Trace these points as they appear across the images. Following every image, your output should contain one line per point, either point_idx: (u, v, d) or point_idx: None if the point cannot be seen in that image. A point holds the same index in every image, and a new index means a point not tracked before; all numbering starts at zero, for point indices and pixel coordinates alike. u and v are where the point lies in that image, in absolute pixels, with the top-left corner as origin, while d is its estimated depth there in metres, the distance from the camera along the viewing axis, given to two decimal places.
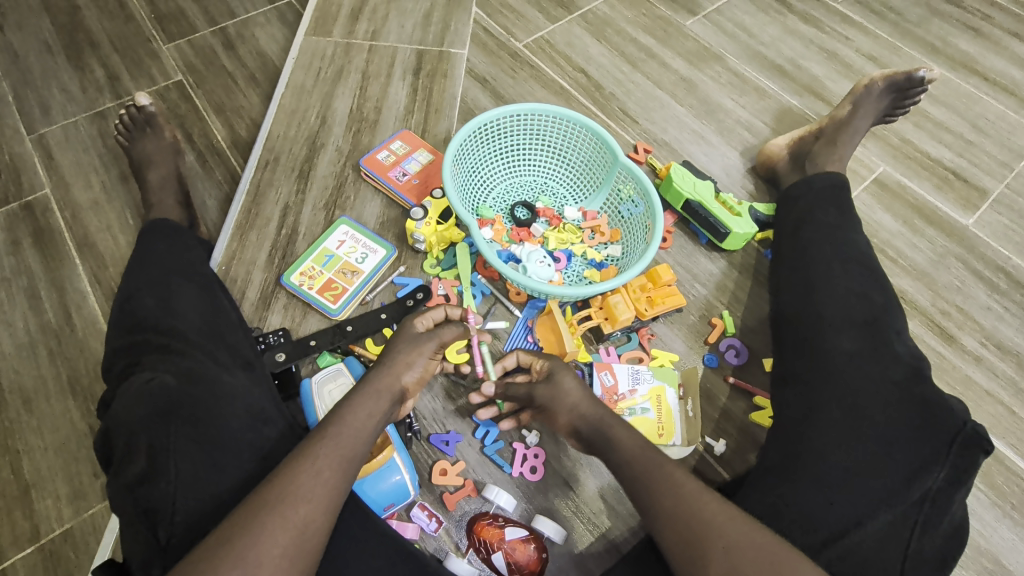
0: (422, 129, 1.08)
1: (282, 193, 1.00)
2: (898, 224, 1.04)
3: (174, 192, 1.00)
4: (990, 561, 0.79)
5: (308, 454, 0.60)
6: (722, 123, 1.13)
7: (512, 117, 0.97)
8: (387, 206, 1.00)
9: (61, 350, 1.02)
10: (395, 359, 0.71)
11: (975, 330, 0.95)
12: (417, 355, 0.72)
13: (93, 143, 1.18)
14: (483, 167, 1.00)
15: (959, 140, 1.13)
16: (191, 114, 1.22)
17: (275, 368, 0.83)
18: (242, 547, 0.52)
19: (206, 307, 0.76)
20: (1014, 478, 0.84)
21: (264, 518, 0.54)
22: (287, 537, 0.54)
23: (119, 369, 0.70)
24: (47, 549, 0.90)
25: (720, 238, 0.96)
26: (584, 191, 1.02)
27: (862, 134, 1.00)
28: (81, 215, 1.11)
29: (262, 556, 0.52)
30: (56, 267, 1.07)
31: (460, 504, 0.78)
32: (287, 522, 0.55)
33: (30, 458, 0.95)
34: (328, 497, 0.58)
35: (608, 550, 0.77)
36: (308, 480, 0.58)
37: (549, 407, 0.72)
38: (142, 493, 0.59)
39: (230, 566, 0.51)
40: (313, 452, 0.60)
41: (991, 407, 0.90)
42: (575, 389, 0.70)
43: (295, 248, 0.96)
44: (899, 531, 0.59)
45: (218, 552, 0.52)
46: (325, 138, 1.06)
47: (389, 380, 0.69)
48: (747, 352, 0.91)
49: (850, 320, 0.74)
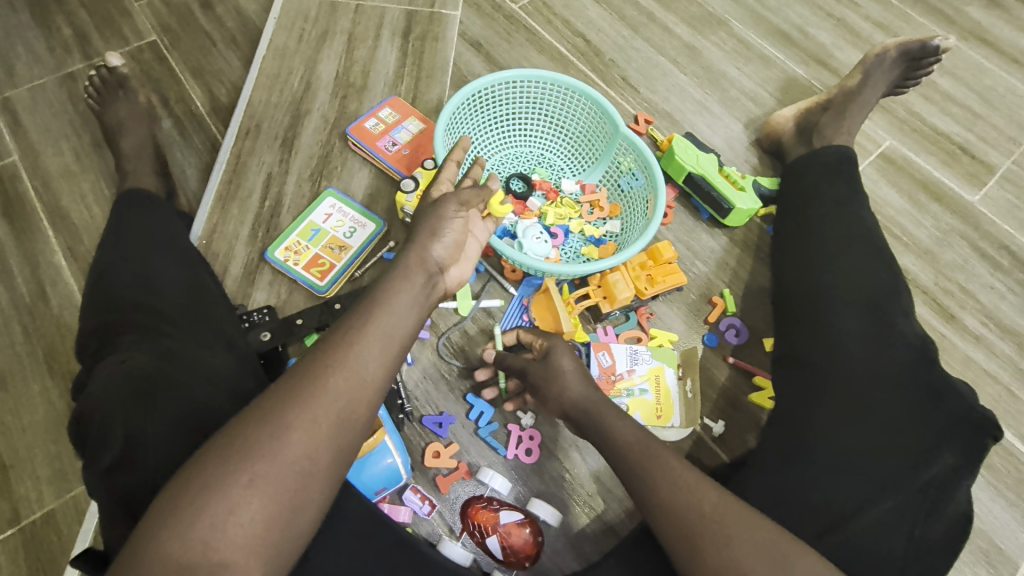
0: (413, 96, 1.02)
1: (265, 162, 0.95)
2: (903, 200, 1.01)
3: (149, 159, 0.94)
4: (983, 541, 0.79)
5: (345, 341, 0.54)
6: (725, 93, 1.08)
7: (507, 84, 0.92)
8: (375, 177, 0.95)
9: (36, 327, 0.97)
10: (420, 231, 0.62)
11: (977, 310, 0.94)
12: (443, 223, 0.62)
13: (62, 106, 1.11)
14: (477, 137, 0.95)
15: (968, 113, 1.10)
16: (166, 77, 1.15)
17: (260, 347, 0.79)
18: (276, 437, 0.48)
19: (185, 283, 0.73)
20: (1010, 459, 0.84)
21: (298, 408, 0.50)
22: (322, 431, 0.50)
23: (94, 348, 0.66)
24: (29, 531, 0.87)
25: (722, 213, 0.93)
26: (582, 163, 0.98)
27: (871, 105, 0.97)
28: (53, 184, 1.06)
29: (293, 459, 0.48)
30: (27, 239, 1.02)
31: (454, 487, 0.77)
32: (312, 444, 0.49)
33: (7, 438, 0.91)
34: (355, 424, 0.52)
35: (604, 532, 0.76)
36: (319, 421, 0.50)
37: (542, 386, 0.70)
38: (120, 480, 0.55)
39: (262, 459, 0.47)
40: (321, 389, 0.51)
41: (989, 387, 0.89)
42: (573, 370, 0.68)
43: (279, 221, 0.91)
44: (905, 518, 0.58)
45: (250, 444, 0.48)
46: (309, 105, 1.00)
47: (419, 255, 0.60)
48: (747, 331, 0.89)
49: (856, 300, 0.72)
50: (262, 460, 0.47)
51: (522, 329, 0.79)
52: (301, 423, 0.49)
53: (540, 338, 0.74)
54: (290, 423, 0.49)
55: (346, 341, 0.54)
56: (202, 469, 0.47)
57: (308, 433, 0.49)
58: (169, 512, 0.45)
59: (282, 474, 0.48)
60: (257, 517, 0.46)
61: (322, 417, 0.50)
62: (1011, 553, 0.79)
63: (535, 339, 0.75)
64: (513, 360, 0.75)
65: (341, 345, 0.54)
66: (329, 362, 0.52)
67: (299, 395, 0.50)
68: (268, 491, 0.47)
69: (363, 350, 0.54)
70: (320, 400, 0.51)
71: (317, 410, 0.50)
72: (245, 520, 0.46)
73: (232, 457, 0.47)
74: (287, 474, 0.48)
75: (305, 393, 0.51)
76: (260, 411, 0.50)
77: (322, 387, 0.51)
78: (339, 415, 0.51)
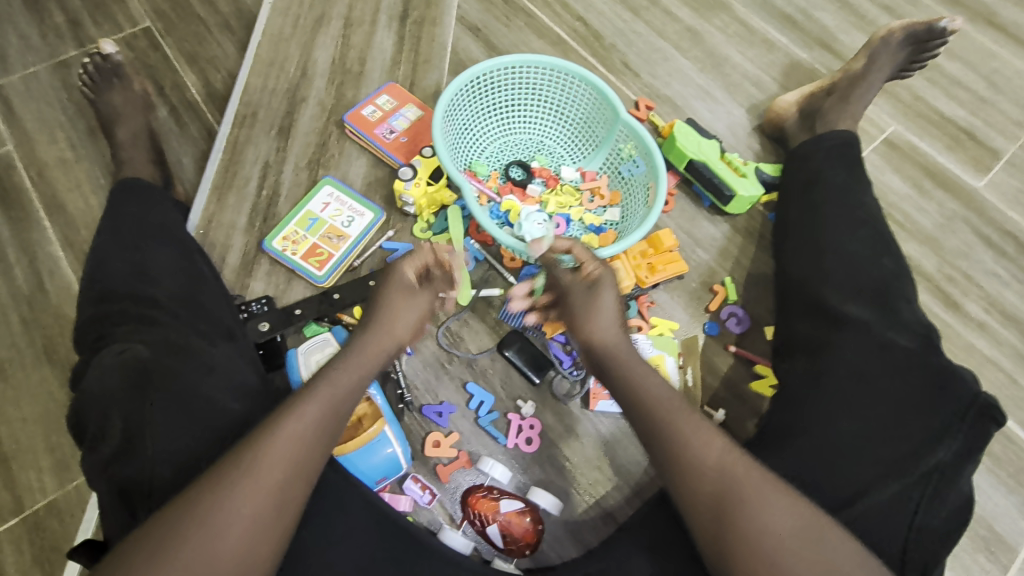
0: (411, 82, 1.01)
1: (262, 151, 0.94)
2: (907, 186, 1.00)
3: (144, 148, 0.93)
4: (982, 528, 0.80)
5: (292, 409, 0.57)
6: (728, 78, 1.06)
7: (506, 69, 0.91)
8: (373, 165, 0.94)
9: (35, 317, 0.97)
10: (391, 317, 0.68)
11: (980, 297, 0.93)
12: (415, 308, 0.70)
13: (56, 95, 1.10)
14: (475, 123, 0.94)
15: (974, 98, 1.08)
16: (161, 64, 1.13)
17: (258, 338, 0.79)
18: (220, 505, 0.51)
19: (183, 273, 0.72)
20: (1011, 446, 0.84)
21: (240, 477, 0.52)
22: (264, 497, 0.52)
23: (93, 339, 0.66)
24: (32, 521, 0.88)
25: (724, 200, 0.92)
26: (583, 150, 0.97)
27: (875, 90, 0.95)
28: (48, 173, 1.05)
29: (237, 523, 0.51)
30: (24, 229, 1.01)
31: (455, 476, 0.77)
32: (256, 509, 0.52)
33: (8, 428, 0.92)
34: (300, 485, 0.55)
35: (603, 520, 0.76)
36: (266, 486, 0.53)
37: (576, 316, 0.69)
38: (118, 471, 0.57)
39: (204, 529, 0.50)
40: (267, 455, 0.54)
41: (991, 374, 0.89)
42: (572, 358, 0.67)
43: (276, 210, 0.90)
44: (908, 502, 0.58)
45: (195, 510, 0.50)
46: (306, 92, 0.99)
47: (384, 337, 0.67)
48: (748, 319, 0.88)
49: (859, 287, 0.71)
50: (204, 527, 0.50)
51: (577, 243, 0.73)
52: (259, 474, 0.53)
53: (592, 262, 0.71)
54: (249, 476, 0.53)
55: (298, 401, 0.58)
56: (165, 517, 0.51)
57: (253, 496, 0.52)
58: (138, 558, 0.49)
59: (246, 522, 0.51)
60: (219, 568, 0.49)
61: (267, 482, 0.53)
62: (1010, 539, 0.79)
63: (587, 261, 0.72)
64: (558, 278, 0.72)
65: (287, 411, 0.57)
66: (272, 428, 0.55)
67: (243, 460, 0.53)
68: (214, 549, 0.49)
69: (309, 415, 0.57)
70: (277, 452, 0.54)
71: (261, 475, 0.53)
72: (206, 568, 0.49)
73: (181, 521, 0.50)
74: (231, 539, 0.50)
75: (251, 459, 0.53)
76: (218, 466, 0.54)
77: (268, 449, 0.54)
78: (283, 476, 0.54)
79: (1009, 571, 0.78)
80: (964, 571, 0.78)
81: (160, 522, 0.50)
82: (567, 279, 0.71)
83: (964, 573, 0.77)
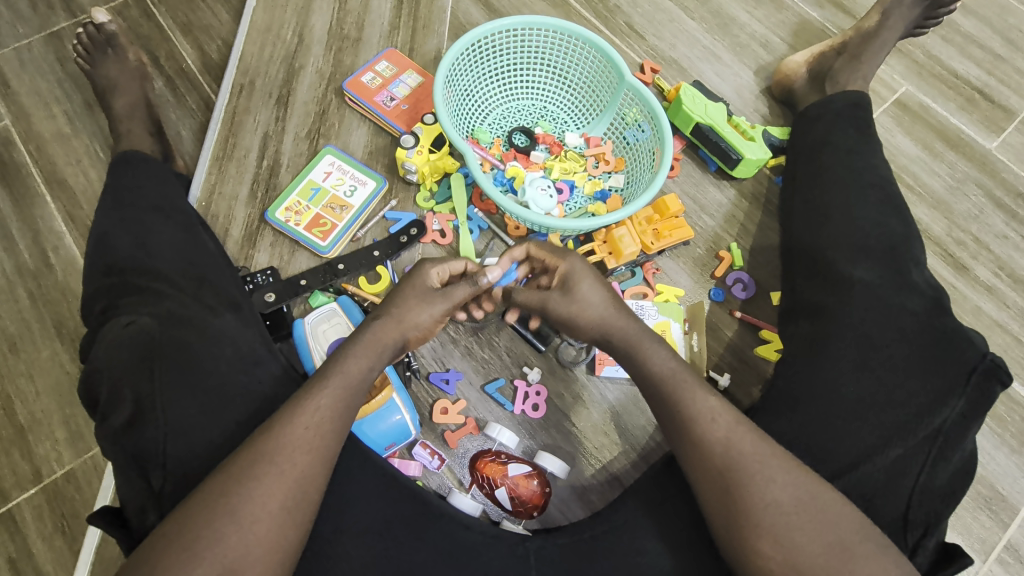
0: (410, 48, 0.99)
1: (261, 121, 0.93)
2: (918, 148, 0.98)
3: (143, 120, 0.92)
4: (985, 488, 0.80)
5: (305, 402, 0.58)
6: (735, 39, 1.04)
7: (508, 32, 0.88)
8: (374, 134, 0.93)
9: (42, 293, 0.98)
10: (406, 305, 0.68)
11: (989, 260, 0.92)
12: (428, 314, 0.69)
13: (50, 68, 1.08)
14: (477, 89, 0.92)
15: (989, 55, 1.05)
16: (155, 34, 1.11)
17: (264, 309, 0.80)
18: (235, 496, 0.52)
19: (187, 246, 0.72)
20: (1016, 408, 0.85)
21: (257, 469, 0.54)
22: (280, 490, 0.54)
23: (97, 312, 0.66)
24: (50, 490, 0.90)
25: (731, 164, 0.91)
26: (586, 115, 0.95)
27: (888, 49, 0.93)
28: (47, 148, 1.04)
29: (253, 513, 0.52)
30: (26, 205, 1.01)
31: (463, 442, 0.78)
32: (272, 498, 0.53)
33: (22, 401, 0.93)
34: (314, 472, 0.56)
35: (610, 483, 0.77)
36: (281, 476, 0.54)
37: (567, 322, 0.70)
38: (129, 441, 0.58)
39: (219, 515, 0.51)
40: (284, 448, 0.55)
41: (999, 337, 0.88)
42: (598, 296, 0.68)
43: (278, 180, 0.89)
44: (911, 464, 0.59)
45: (214, 499, 0.52)
46: (304, 59, 0.97)
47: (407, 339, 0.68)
48: (754, 285, 0.88)
49: (866, 251, 0.71)
50: (221, 513, 0.51)
51: (529, 244, 0.74)
52: (272, 459, 0.54)
53: (555, 259, 0.71)
54: (267, 467, 0.54)
55: (308, 402, 0.58)
56: (179, 515, 0.52)
57: (268, 482, 0.53)
58: (159, 556, 0.50)
59: (262, 507, 0.52)
60: (244, 559, 0.50)
61: (281, 471, 0.54)
62: (1011, 498, 0.80)
63: (549, 259, 0.72)
64: (526, 296, 0.72)
65: (299, 405, 0.58)
66: (283, 419, 0.57)
67: (259, 451, 0.55)
68: (229, 540, 0.51)
69: (321, 407, 0.59)
70: (290, 440, 0.56)
71: (278, 460, 0.54)
72: (230, 561, 0.50)
73: (203, 506, 0.52)
74: (249, 525, 0.51)
75: (268, 447, 0.55)
76: (230, 464, 0.54)
77: (283, 439, 0.55)
78: (299, 461, 0.55)
79: (1010, 529, 0.79)
80: (967, 530, 0.79)
81: (184, 509, 0.52)
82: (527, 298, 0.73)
83: (965, 532, 0.79)
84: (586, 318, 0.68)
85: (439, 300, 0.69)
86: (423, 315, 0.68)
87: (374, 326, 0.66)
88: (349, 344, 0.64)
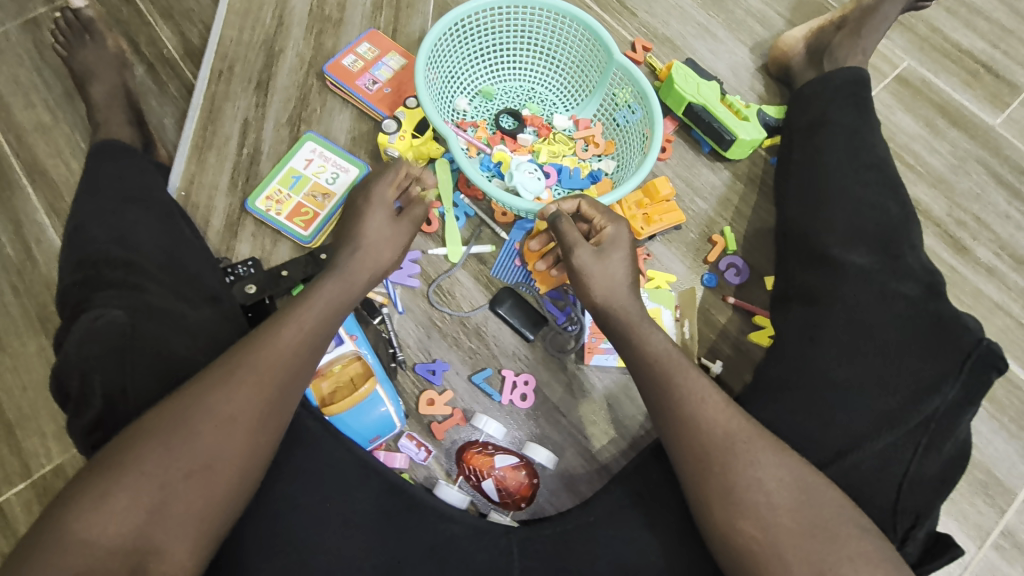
0: (393, 29, 0.96)
1: (240, 107, 0.90)
2: (919, 125, 0.95)
3: (121, 108, 0.89)
4: (982, 473, 0.79)
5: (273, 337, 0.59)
6: (730, 14, 1.00)
7: (493, 11, 0.85)
8: (357, 119, 0.90)
9: (27, 286, 0.96)
10: (365, 241, 0.70)
11: (991, 241, 0.89)
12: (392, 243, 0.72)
13: (29, 55, 1.05)
14: (462, 71, 0.89)
15: (993, 27, 1.01)
16: (133, 18, 1.07)
17: (245, 301, 0.77)
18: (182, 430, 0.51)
19: (164, 235, 0.70)
20: (1015, 391, 0.83)
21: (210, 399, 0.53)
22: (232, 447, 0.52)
23: (72, 305, 0.64)
24: (40, 484, 0.90)
25: (725, 145, 0.88)
26: (575, 96, 0.92)
27: (889, 22, 0.90)
28: (26, 138, 1.01)
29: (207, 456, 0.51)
30: (8, 197, 0.99)
31: (450, 433, 0.77)
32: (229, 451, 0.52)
33: (9, 397, 0.92)
34: None
35: (598, 472, 0.76)
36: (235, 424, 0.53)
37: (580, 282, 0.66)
38: (102, 435, 0.57)
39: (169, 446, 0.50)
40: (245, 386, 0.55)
41: (999, 320, 0.86)
42: (621, 265, 0.67)
43: (259, 169, 0.87)
44: (903, 452, 0.57)
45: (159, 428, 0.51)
46: (284, 43, 0.94)
47: (369, 262, 0.69)
48: (747, 270, 0.86)
49: (862, 234, 0.69)
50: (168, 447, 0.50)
51: (584, 199, 0.71)
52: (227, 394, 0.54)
53: (603, 220, 0.70)
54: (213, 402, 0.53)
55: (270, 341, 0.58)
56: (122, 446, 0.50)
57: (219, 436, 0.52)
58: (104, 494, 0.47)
59: (224, 389, 0.53)
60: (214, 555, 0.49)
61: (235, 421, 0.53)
62: (1009, 483, 0.79)
63: (598, 218, 0.70)
64: (567, 229, 0.69)
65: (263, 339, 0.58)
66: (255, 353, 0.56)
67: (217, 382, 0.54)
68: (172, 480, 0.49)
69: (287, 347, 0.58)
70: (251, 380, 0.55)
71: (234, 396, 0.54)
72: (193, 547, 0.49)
73: (150, 436, 0.50)
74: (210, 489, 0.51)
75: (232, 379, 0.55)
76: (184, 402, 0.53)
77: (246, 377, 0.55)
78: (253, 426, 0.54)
79: (1007, 515, 0.78)
80: (963, 517, 0.78)
81: (137, 432, 0.51)
82: (574, 236, 0.68)
83: (961, 518, 0.78)
84: (604, 280, 0.66)
85: (406, 227, 0.74)
86: (385, 250, 0.71)
87: (352, 258, 0.68)
88: (328, 274, 0.67)
